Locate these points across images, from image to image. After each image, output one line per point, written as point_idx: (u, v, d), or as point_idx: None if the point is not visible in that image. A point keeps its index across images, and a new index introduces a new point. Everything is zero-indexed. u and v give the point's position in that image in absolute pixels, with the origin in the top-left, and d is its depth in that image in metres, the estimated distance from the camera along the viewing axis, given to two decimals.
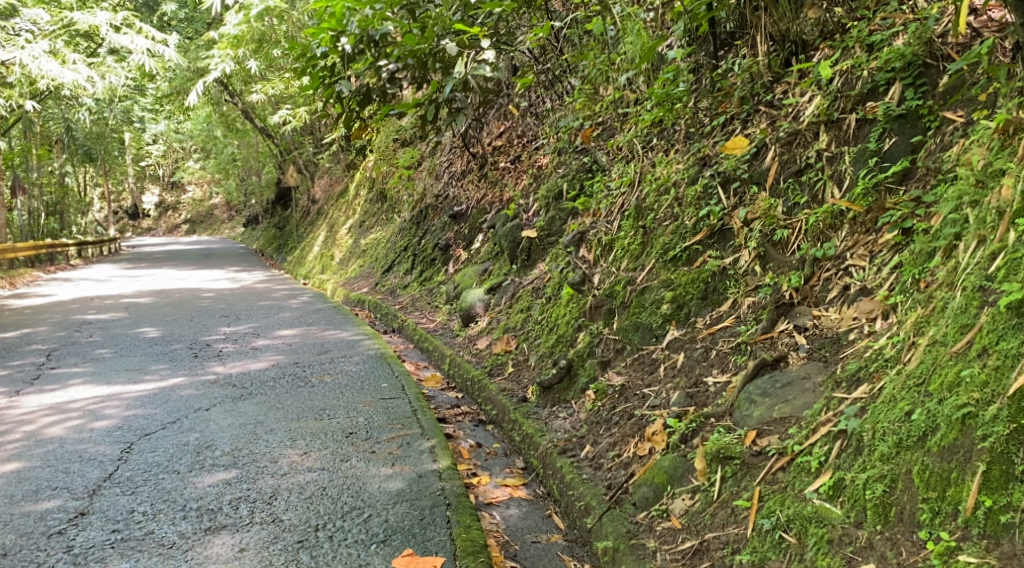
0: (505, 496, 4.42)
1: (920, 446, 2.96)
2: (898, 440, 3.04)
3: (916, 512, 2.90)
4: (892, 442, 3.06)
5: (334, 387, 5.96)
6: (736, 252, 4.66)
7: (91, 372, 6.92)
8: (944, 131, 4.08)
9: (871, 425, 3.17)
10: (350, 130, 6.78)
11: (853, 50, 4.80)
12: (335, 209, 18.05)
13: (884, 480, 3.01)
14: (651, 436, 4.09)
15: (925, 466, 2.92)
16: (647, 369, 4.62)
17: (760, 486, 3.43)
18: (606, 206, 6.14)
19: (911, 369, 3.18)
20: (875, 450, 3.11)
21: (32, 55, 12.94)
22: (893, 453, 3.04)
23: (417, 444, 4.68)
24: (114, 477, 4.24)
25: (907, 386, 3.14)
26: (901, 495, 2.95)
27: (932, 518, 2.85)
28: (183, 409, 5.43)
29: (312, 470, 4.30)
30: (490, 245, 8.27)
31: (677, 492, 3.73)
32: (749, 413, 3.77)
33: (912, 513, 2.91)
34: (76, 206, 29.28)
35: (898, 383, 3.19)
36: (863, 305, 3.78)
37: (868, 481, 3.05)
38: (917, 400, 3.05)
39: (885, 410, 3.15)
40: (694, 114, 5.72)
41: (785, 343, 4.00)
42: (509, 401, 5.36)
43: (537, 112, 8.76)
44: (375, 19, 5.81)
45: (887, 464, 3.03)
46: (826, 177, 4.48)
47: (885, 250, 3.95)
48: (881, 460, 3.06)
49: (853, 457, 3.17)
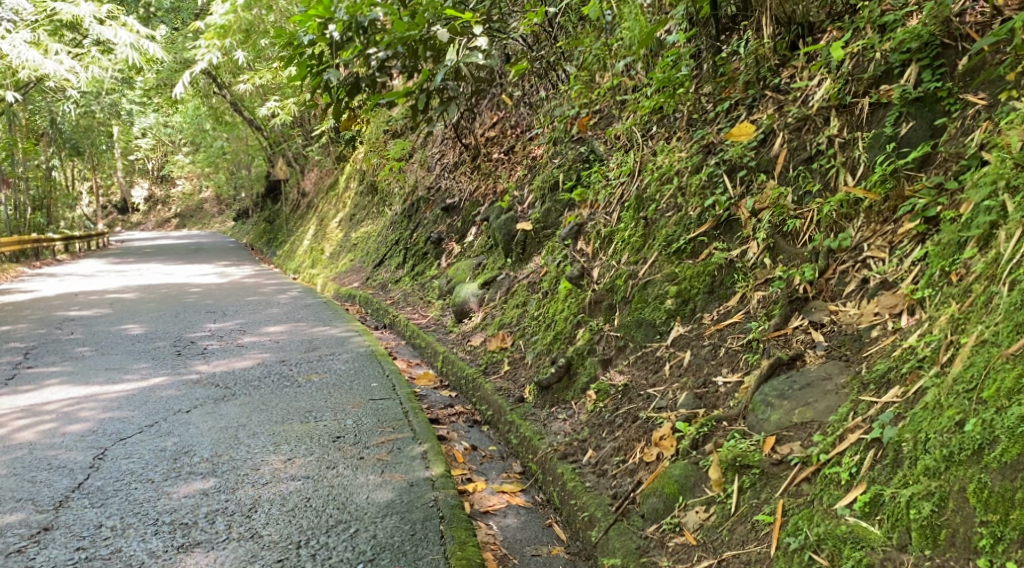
0: (502, 504, 4.16)
1: (976, 461, 2.71)
2: (947, 454, 2.79)
3: (972, 536, 2.65)
4: (940, 456, 2.81)
5: (323, 387, 5.69)
6: (743, 243, 4.41)
7: (69, 371, 6.64)
8: (966, 114, 3.84)
9: (912, 435, 2.93)
10: (338, 121, 6.48)
11: (864, 32, 4.53)
12: (324, 203, 17.76)
13: (931, 498, 2.76)
14: (658, 441, 3.84)
15: (983, 484, 2.67)
16: (652, 368, 4.36)
17: (783, 499, 3.19)
18: (605, 196, 5.88)
19: (955, 375, 2.93)
20: (917, 462, 2.86)
21: (12, 45, 12.59)
22: (942, 469, 2.78)
23: (408, 449, 4.42)
24: (84, 487, 3.97)
25: (954, 392, 2.89)
26: (953, 516, 2.70)
27: (992, 545, 2.60)
28: (162, 412, 5.16)
29: (295, 478, 4.04)
30: (484, 239, 8.00)
31: (690, 503, 3.48)
32: (766, 417, 3.52)
33: (967, 538, 2.66)
34: (65, 201, 28.89)
35: (942, 388, 2.94)
36: (886, 301, 3.54)
37: (912, 499, 2.80)
38: (969, 408, 2.81)
39: (929, 418, 2.91)
40: (697, 101, 5.47)
41: (800, 340, 3.75)
42: (505, 401, 5.09)
43: (532, 101, 8.50)
44: (363, 5, 5.56)
45: (933, 480, 2.79)
46: (838, 164, 4.23)
47: (906, 240, 3.71)
48: (927, 475, 2.81)
49: (890, 470, 2.93)
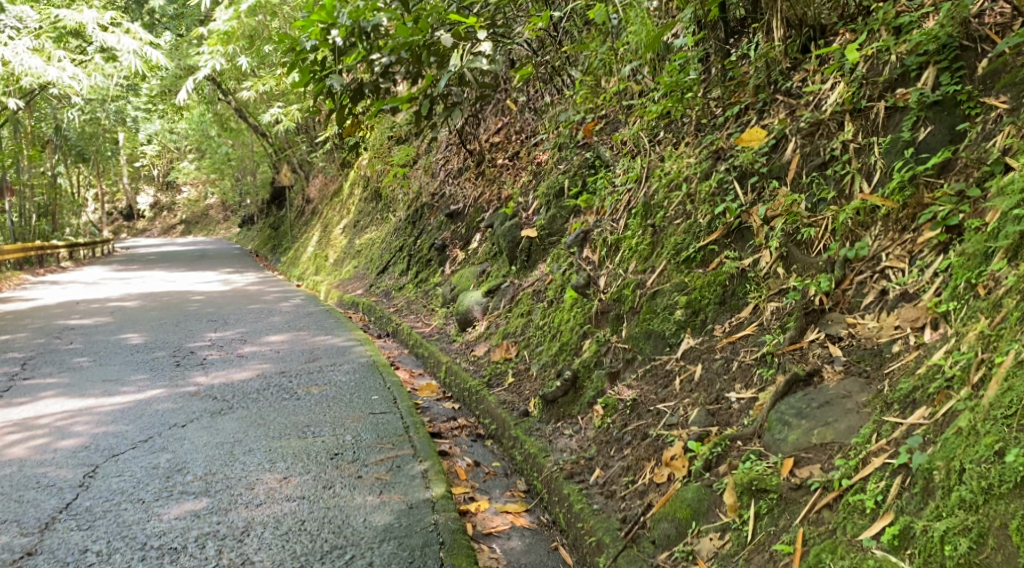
0: (506, 524, 4.00)
1: (1018, 495, 2.55)
2: (985, 486, 2.63)
3: None
4: (978, 487, 2.64)
5: (322, 400, 5.54)
6: (756, 252, 4.25)
7: (66, 383, 6.49)
8: (987, 118, 3.68)
9: (944, 462, 2.77)
10: (340, 128, 6.34)
11: (879, 34, 4.38)
12: (329, 209, 17.63)
13: (969, 534, 2.60)
14: (670, 461, 3.69)
15: None
16: (661, 382, 4.20)
17: (803, 527, 3.04)
18: (611, 203, 5.73)
19: (989, 399, 2.77)
20: (951, 493, 2.70)
21: (14, 52, 12.48)
22: (981, 502, 2.62)
23: (408, 468, 4.26)
24: (71, 507, 3.83)
25: (991, 417, 2.72)
26: (993, 554, 2.55)
27: None
28: (157, 426, 5.01)
29: (290, 499, 3.89)
30: (488, 245, 7.85)
31: (704, 529, 3.33)
32: (783, 437, 3.37)
33: None
34: (71, 207, 28.92)
35: (977, 413, 2.78)
36: (907, 313, 3.40)
37: (947, 534, 2.64)
38: (1007, 435, 2.64)
39: (964, 444, 2.75)
40: (705, 105, 5.32)
41: (817, 355, 3.60)
42: (509, 415, 4.93)
43: (537, 107, 8.36)
44: (367, 10, 5.40)
45: (971, 513, 2.63)
46: (854, 170, 4.07)
47: (926, 250, 3.56)
48: (962, 507, 2.65)
49: (919, 500, 2.79)
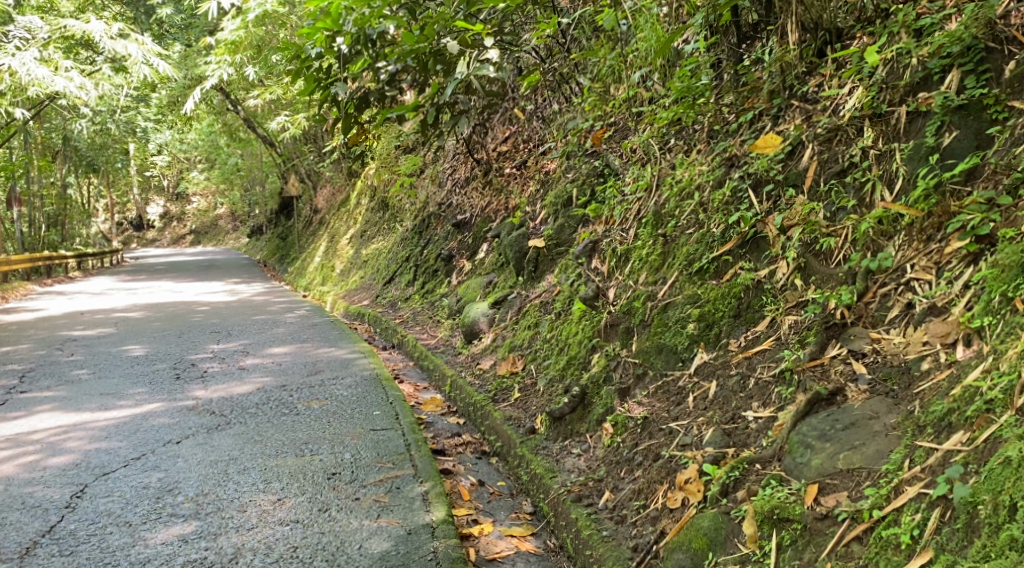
0: (510, 550, 3.80)
1: None
2: None
3: None
4: None
5: (323, 416, 5.35)
6: (772, 264, 4.06)
7: (62, 396, 6.32)
8: (1018, 123, 3.49)
9: (992, 496, 2.59)
10: (346, 138, 6.14)
11: (898, 36, 4.20)
12: (336, 220, 17.50)
13: None
14: (684, 485, 3.49)
15: None
16: (674, 399, 4.00)
17: (831, 562, 2.86)
18: (620, 212, 5.54)
19: None
20: (1001, 532, 2.52)
21: (21, 62, 12.36)
22: None
23: (408, 489, 4.07)
24: (55, 531, 3.68)
25: None
26: None
27: None
28: (151, 443, 4.84)
29: (284, 523, 3.71)
30: (495, 255, 7.66)
31: (722, 562, 3.14)
32: (806, 461, 3.18)
33: None
34: (81, 217, 28.84)
35: None
36: (936, 329, 3.22)
37: None
38: None
39: (1013, 477, 2.57)
40: (718, 111, 5.13)
41: (839, 372, 3.41)
42: (515, 432, 4.74)
43: (545, 115, 8.19)
44: (372, 17, 5.12)
45: None
46: (875, 178, 3.87)
47: (955, 261, 3.37)
48: (1015, 549, 2.47)
49: (962, 536, 2.61)
